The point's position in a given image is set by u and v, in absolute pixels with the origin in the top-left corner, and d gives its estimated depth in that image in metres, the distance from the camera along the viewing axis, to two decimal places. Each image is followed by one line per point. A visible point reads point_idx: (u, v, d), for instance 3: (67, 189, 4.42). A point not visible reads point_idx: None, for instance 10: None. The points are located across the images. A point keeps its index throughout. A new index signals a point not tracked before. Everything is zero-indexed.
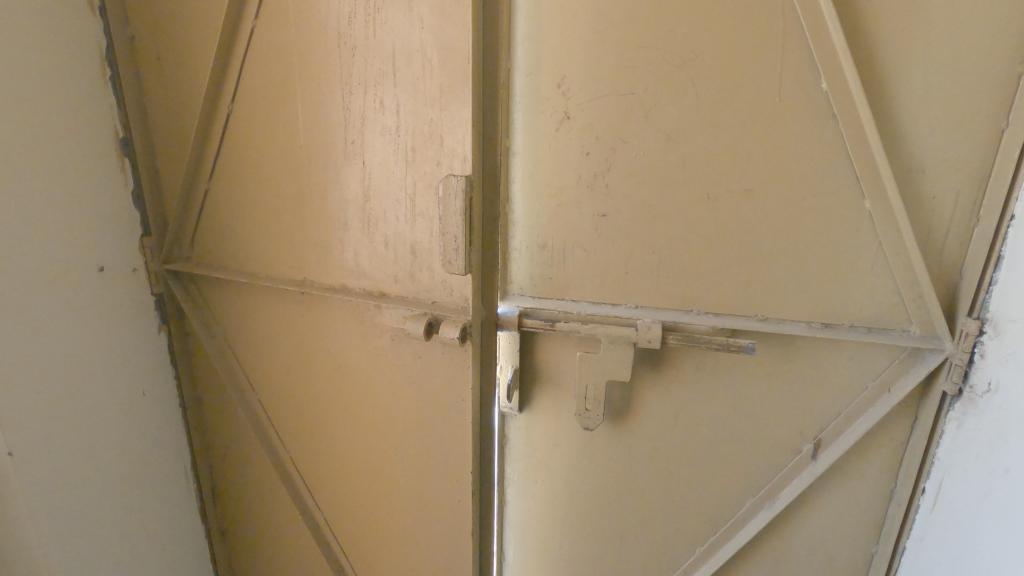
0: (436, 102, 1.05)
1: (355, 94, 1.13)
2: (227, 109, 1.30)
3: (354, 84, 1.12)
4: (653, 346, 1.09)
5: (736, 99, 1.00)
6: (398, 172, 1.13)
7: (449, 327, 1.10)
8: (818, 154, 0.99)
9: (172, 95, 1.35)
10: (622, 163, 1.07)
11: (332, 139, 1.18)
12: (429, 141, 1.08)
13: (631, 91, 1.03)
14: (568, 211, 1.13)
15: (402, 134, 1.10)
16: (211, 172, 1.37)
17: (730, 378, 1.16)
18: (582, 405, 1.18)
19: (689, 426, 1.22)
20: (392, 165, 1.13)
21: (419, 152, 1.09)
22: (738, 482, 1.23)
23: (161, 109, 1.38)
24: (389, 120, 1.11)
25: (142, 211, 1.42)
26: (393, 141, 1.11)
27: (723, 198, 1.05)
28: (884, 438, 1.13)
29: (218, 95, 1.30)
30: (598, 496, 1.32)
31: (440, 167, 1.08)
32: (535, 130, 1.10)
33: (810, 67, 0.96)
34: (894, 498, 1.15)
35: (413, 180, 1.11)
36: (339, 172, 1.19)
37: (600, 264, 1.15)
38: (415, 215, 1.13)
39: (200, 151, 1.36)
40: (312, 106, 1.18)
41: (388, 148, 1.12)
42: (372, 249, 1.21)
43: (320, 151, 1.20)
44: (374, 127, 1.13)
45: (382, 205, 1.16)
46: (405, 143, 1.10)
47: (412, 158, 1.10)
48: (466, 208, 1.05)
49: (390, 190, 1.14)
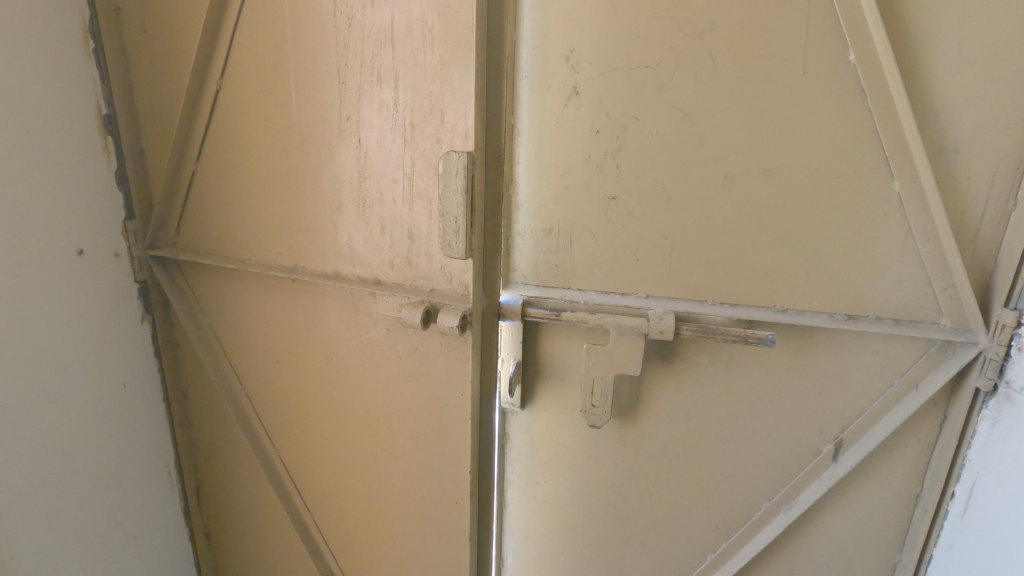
0: (437, 74, 0.99)
1: (351, 67, 1.06)
2: (216, 86, 1.23)
3: (350, 57, 1.06)
4: (666, 337, 1.02)
5: (757, 73, 0.93)
6: (395, 150, 1.06)
7: (448, 315, 1.04)
8: (845, 132, 0.93)
9: (160, 72, 1.29)
10: (635, 142, 1.00)
11: (326, 115, 1.11)
12: (428, 116, 1.01)
13: (646, 64, 0.96)
14: (576, 194, 1.06)
15: (400, 110, 1.03)
16: (199, 153, 1.31)
17: (746, 374, 1.09)
18: (588, 401, 1.12)
19: (702, 425, 1.15)
20: (389, 142, 1.06)
21: (418, 129, 1.03)
22: (753, 484, 1.16)
23: (148, 87, 1.32)
24: (386, 95, 1.04)
25: (126, 193, 1.35)
26: (391, 118, 1.05)
27: (742, 179, 0.99)
28: (910, 439, 1.06)
29: (207, 70, 1.23)
30: (604, 499, 1.25)
31: (440, 144, 1.01)
32: (542, 106, 1.03)
33: (837, 39, 0.89)
34: (920, 503, 1.08)
35: (411, 158, 1.05)
36: (333, 151, 1.12)
37: (610, 251, 1.08)
38: (413, 195, 1.07)
39: (188, 131, 1.30)
40: (306, 82, 1.12)
41: (385, 124, 1.06)
42: (367, 233, 1.14)
43: (313, 129, 1.13)
44: (370, 103, 1.06)
45: (378, 186, 1.10)
46: (404, 119, 1.04)
47: (410, 135, 1.04)
48: (467, 187, 0.98)
49: (386, 169, 1.08)
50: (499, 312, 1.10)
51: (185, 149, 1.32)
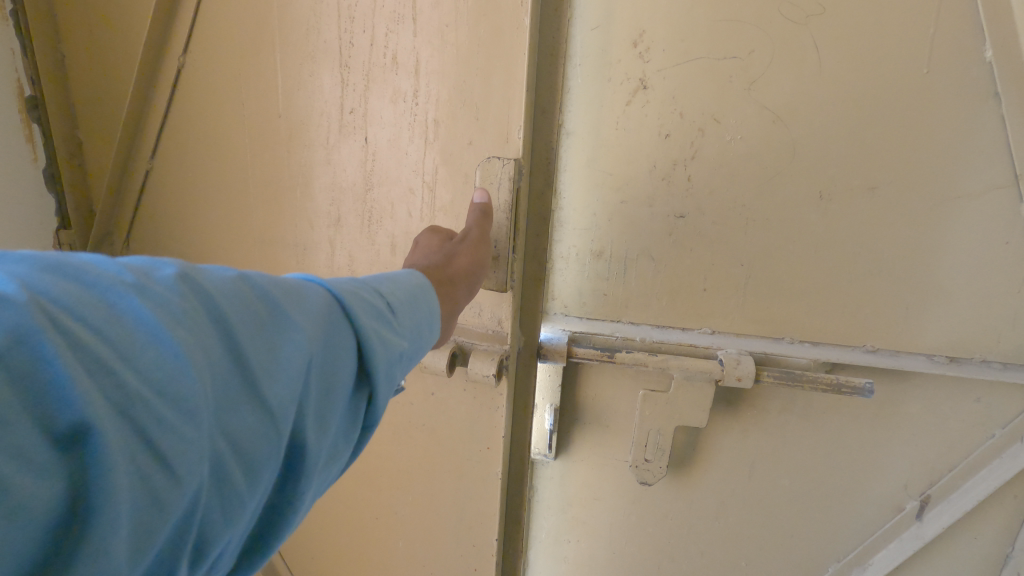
0: (474, 57, 0.78)
1: (357, 45, 0.84)
2: (176, 64, 0.99)
3: (357, 32, 0.84)
4: (744, 385, 0.83)
5: (870, 69, 0.76)
6: (413, 152, 0.85)
7: (482, 360, 0.85)
8: (969, 145, 0.77)
9: (103, 45, 1.03)
10: (712, 149, 0.83)
11: (321, 107, 0.89)
12: (459, 111, 0.80)
13: (733, 54, 0.79)
14: (636, 210, 0.87)
15: (420, 103, 0.82)
16: (155, 148, 1.06)
17: (824, 423, 0.93)
18: (640, 455, 0.94)
19: (768, 480, 0.98)
20: (406, 142, 0.85)
21: (443, 127, 0.82)
22: (822, 546, 0.99)
23: (88, 62, 1.06)
24: (403, 83, 0.83)
25: (59, 196, 1.10)
26: (408, 112, 0.84)
27: (841, 197, 0.82)
28: (1006, 495, 0.92)
29: (165, 45, 0.99)
30: (647, 562, 1.06)
31: (472, 146, 0.81)
32: (598, 103, 0.85)
33: (972, 32, 0.74)
34: (1010, 565, 0.94)
35: (434, 162, 0.84)
36: (331, 151, 0.90)
37: (672, 279, 0.89)
38: (435, 210, 0.86)
39: (139, 120, 1.05)
40: (296, 62, 0.89)
41: (401, 120, 0.84)
42: (372, 254, 0.92)
43: (305, 122, 0.90)
44: (382, 91, 0.84)
45: (390, 196, 0.88)
46: (426, 114, 0.83)
47: (433, 134, 0.83)
48: (513, 202, 0.77)
49: (401, 175, 0.86)
50: (539, 352, 0.90)
51: (136, 141, 1.07)
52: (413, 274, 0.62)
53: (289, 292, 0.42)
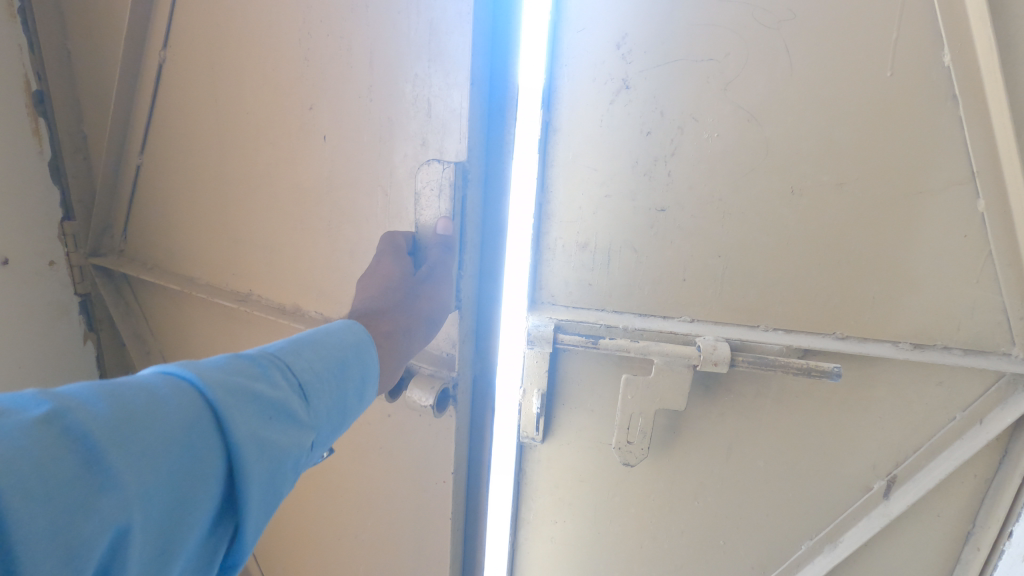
0: (424, 51, 0.78)
1: (317, 36, 0.88)
2: (159, 59, 1.06)
3: (317, 25, 0.87)
4: (719, 370, 0.89)
5: (837, 70, 0.81)
6: (370, 151, 0.88)
7: (422, 391, 0.90)
8: (930, 144, 0.82)
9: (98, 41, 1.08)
10: (691, 146, 0.87)
11: (291, 101, 0.94)
12: (411, 107, 0.82)
13: (711, 57, 0.83)
14: (619, 204, 0.92)
15: (375, 103, 0.85)
16: (143, 142, 1.15)
17: (797, 406, 0.99)
18: (623, 437, 0.98)
19: (744, 461, 1.03)
20: (365, 140, 0.88)
21: (397, 126, 0.84)
22: (794, 523, 1.05)
23: (88, 57, 1.11)
24: (362, 77, 0.85)
25: (63, 187, 1.17)
26: (370, 111, 0.86)
27: (811, 193, 0.87)
28: (967, 475, 0.97)
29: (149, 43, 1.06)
30: (628, 542, 1.11)
31: (426, 146, 0.82)
32: (583, 101, 0.89)
33: (931, 38, 0.79)
34: (971, 540, 1.00)
35: (390, 164, 0.87)
36: (302, 147, 0.95)
37: (653, 270, 0.94)
38: (392, 216, 0.89)
39: (125, 116, 1.13)
40: (277, 59, 0.93)
41: (360, 117, 0.87)
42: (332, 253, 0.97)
43: (274, 118, 0.97)
44: (346, 86, 0.87)
45: (353, 196, 0.92)
46: (382, 112, 0.85)
47: (388, 133, 0.85)
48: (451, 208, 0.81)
49: (362, 174, 0.90)
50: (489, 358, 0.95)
51: (127, 138, 1.16)
52: (347, 334, 0.65)
53: (132, 419, 0.39)
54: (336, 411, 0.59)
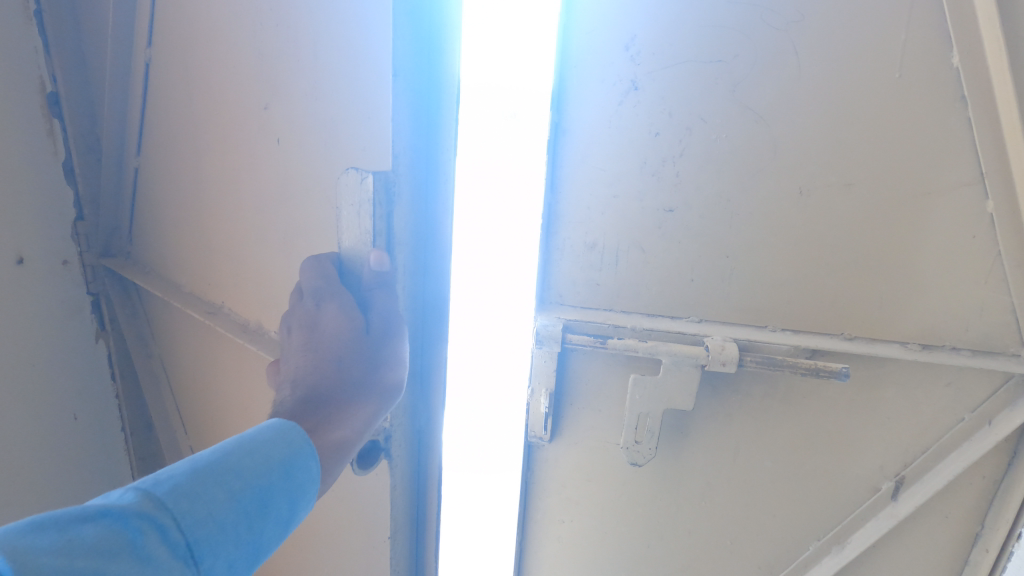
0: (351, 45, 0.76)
1: (266, 33, 0.89)
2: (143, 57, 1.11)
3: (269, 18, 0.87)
4: (727, 369, 0.89)
5: (846, 71, 0.82)
6: (314, 150, 0.87)
7: None
8: (939, 145, 0.82)
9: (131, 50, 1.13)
10: (699, 147, 0.88)
11: (252, 101, 0.95)
12: (342, 105, 0.80)
13: (719, 58, 0.84)
14: (627, 204, 0.93)
15: (317, 100, 0.83)
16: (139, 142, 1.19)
17: (803, 406, 0.99)
18: (632, 437, 0.99)
19: (751, 461, 1.03)
20: (310, 141, 0.88)
21: (336, 127, 0.82)
22: (801, 524, 1.05)
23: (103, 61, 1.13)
24: (305, 72, 0.84)
25: (75, 188, 1.18)
26: (316, 109, 0.84)
27: (819, 194, 0.87)
28: (975, 476, 0.97)
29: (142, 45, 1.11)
30: (635, 542, 1.11)
31: (358, 146, 0.80)
32: (592, 101, 0.89)
33: (940, 39, 0.79)
34: (979, 542, 0.99)
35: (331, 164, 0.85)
36: (263, 152, 0.96)
37: (661, 270, 0.95)
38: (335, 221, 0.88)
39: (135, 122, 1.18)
40: (243, 59, 0.94)
41: (306, 116, 0.86)
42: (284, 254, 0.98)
43: (240, 118, 0.98)
44: (295, 81, 0.86)
45: (303, 200, 0.92)
46: (323, 113, 0.84)
47: (328, 134, 0.84)
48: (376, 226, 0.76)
49: (308, 177, 0.90)
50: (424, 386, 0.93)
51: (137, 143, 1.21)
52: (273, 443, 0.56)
53: None
54: (243, 557, 0.49)
